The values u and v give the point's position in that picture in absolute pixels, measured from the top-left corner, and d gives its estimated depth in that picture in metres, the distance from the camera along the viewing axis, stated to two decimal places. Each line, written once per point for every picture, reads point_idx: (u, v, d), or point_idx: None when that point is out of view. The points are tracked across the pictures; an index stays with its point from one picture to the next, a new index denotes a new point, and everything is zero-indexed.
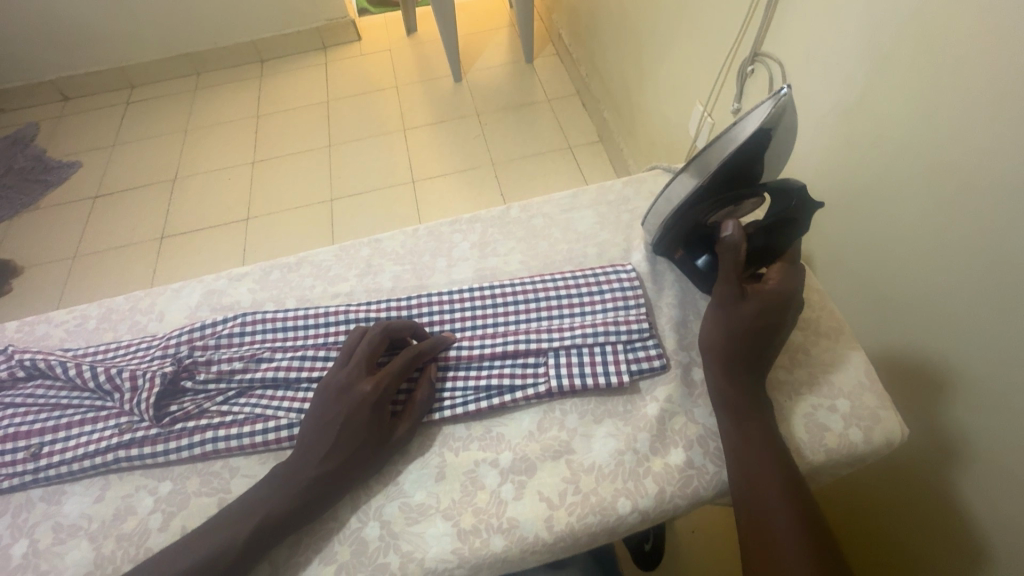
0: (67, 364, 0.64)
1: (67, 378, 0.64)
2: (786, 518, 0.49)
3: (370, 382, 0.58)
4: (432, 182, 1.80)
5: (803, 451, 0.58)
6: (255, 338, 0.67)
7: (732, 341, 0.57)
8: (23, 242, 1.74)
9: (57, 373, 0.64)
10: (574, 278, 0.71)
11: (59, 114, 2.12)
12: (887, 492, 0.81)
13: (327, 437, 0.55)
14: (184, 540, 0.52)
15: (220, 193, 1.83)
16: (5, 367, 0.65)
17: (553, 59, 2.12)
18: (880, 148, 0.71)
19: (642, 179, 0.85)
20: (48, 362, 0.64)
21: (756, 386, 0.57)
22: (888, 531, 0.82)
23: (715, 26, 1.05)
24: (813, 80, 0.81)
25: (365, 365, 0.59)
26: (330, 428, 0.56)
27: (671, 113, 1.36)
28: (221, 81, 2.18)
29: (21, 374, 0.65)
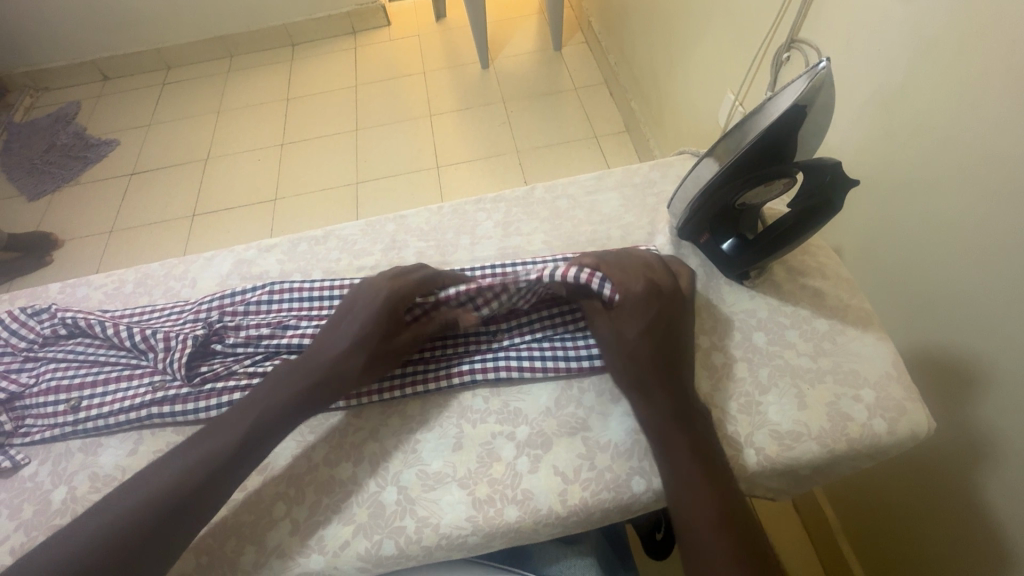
0: (105, 324, 0.67)
1: (105, 337, 0.67)
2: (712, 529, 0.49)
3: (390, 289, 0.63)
4: (456, 168, 1.81)
5: (824, 440, 0.57)
6: (282, 304, 0.69)
7: (630, 366, 0.59)
8: (64, 216, 1.81)
9: (95, 332, 0.67)
10: None
11: (99, 93, 2.19)
12: (913, 493, 0.79)
13: (337, 325, 0.61)
14: (194, 451, 0.51)
15: (250, 173, 1.87)
16: (48, 324, 0.69)
17: (582, 47, 2.10)
18: (919, 136, 0.69)
19: (670, 163, 0.84)
20: (88, 321, 0.67)
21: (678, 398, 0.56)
22: (905, 532, 0.82)
23: (751, 12, 1.02)
24: (851, 66, 0.79)
25: (391, 274, 0.65)
26: (335, 338, 0.60)
27: (700, 101, 1.33)
28: (253, 64, 2.22)
29: (63, 331, 0.68)
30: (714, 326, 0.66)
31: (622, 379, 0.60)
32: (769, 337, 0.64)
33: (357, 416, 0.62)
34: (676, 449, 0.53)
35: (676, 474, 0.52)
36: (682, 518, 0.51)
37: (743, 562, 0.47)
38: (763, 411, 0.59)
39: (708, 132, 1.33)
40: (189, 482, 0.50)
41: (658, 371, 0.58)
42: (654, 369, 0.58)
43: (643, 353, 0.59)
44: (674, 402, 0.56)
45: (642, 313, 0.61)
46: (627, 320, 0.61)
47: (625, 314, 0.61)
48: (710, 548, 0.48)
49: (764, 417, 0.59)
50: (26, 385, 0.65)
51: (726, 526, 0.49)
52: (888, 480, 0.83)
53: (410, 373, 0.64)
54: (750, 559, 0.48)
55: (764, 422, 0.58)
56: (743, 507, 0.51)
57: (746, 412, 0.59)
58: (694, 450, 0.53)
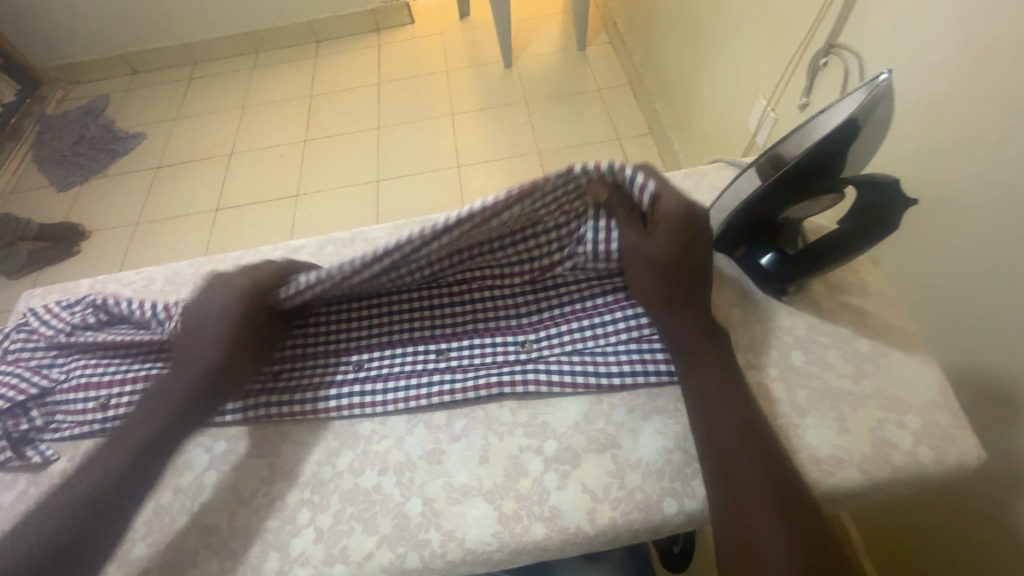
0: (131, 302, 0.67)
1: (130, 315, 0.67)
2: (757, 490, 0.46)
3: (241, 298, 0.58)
4: (476, 167, 1.80)
5: (865, 466, 0.54)
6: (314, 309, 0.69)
7: (656, 283, 0.58)
8: (91, 208, 1.84)
9: (122, 311, 0.68)
10: None
11: (127, 87, 2.22)
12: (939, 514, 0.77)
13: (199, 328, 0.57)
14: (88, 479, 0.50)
15: (272, 169, 1.89)
16: (79, 314, 0.69)
17: (606, 47, 2.07)
18: (964, 151, 0.66)
19: (703, 172, 0.81)
20: (115, 300, 0.68)
21: (700, 312, 0.58)
22: (929, 553, 0.80)
23: (786, 15, 0.99)
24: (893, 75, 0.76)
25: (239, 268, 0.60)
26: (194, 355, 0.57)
27: (729, 105, 1.30)
28: (277, 60, 2.24)
29: (91, 321, 0.69)
30: (750, 342, 0.64)
31: (643, 292, 0.60)
32: (807, 356, 0.62)
33: (382, 424, 0.62)
34: (705, 376, 0.55)
35: (716, 427, 0.51)
36: (716, 459, 0.50)
37: (784, 512, 0.45)
38: (801, 434, 0.57)
39: (736, 137, 1.30)
40: (92, 510, 0.49)
41: (684, 289, 0.57)
42: (681, 283, 0.57)
43: (672, 268, 0.57)
44: (700, 318, 0.57)
45: (680, 223, 0.56)
46: (661, 232, 0.56)
47: (660, 231, 0.56)
48: (747, 489, 0.47)
49: (802, 440, 0.56)
50: (56, 381, 0.65)
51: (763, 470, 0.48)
52: (913, 500, 0.81)
53: (436, 382, 0.63)
54: (790, 499, 0.46)
55: (802, 446, 0.56)
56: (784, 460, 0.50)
57: (783, 434, 0.57)
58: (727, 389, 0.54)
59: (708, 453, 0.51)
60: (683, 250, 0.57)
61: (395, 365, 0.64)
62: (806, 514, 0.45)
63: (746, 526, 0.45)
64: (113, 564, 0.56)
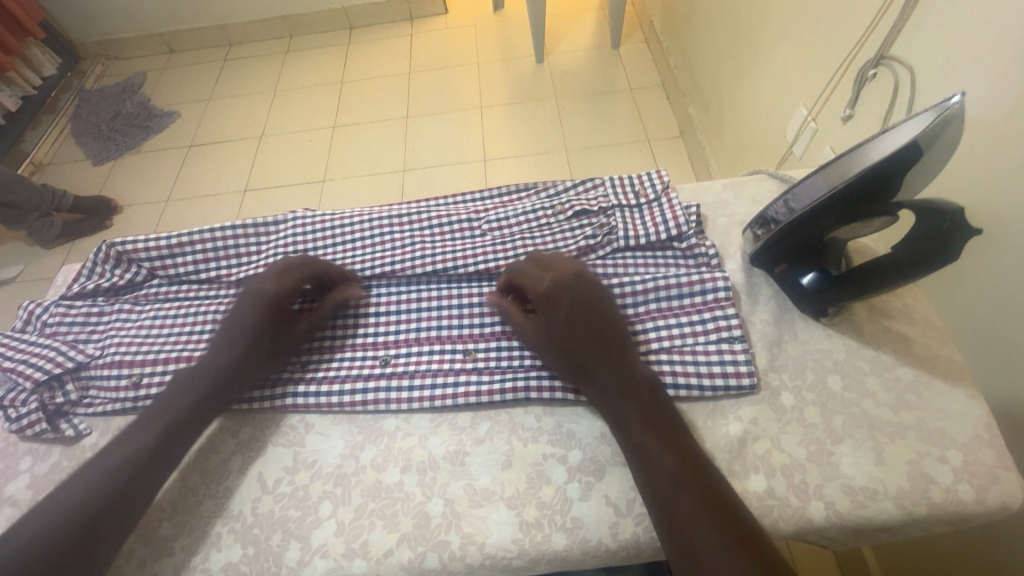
0: (183, 269, 0.74)
1: (177, 278, 0.75)
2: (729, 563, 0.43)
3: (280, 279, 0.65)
4: (502, 163, 1.79)
5: (901, 501, 0.52)
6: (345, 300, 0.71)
7: (566, 344, 0.58)
8: (125, 183, 1.88)
9: (175, 282, 0.75)
10: (676, 277, 0.67)
11: (163, 65, 2.26)
12: (958, 549, 0.75)
13: (242, 325, 0.62)
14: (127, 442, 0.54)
15: (301, 152, 1.90)
16: (125, 273, 0.75)
17: (640, 46, 2.04)
18: (1020, 176, 0.63)
19: (743, 183, 0.79)
20: (167, 267, 0.74)
21: (618, 360, 0.56)
22: None
23: (835, 24, 0.96)
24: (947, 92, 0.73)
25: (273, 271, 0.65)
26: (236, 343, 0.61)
27: (767, 114, 1.27)
28: (311, 45, 2.25)
29: (135, 281, 0.75)
30: (787, 363, 0.62)
31: (556, 355, 0.59)
32: (845, 381, 0.60)
33: (407, 421, 0.62)
34: (625, 420, 0.53)
35: (677, 510, 0.47)
36: (672, 527, 0.46)
37: None
38: (836, 463, 0.55)
39: (773, 146, 1.26)
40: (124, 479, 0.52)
41: (588, 346, 0.57)
42: (585, 344, 0.57)
43: (571, 329, 0.58)
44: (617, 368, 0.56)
45: (553, 291, 0.60)
46: (542, 297, 0.60)
47: (547, 299, 0.60)
48: (687, 516, 0.46)
49: (835, 468, 0.55)
50: (92, 356, 0.67)
51: (700, 493, 0.47)
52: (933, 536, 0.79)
53: (462, 381, 0.62)
54: (733, 526, 0.45)
55: (837, 475, 0.54)
56: (715, 478, 0.49)
57: (816, 461, 0.55)
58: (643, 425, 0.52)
59: (645, 485, 0.50)
60: (579, 308, 0.59)
61: (423, 364, 0.65)
62: (745, 538, 0.45)
63: (691, 549, 0.45)
64: (138, 542, 0.56)
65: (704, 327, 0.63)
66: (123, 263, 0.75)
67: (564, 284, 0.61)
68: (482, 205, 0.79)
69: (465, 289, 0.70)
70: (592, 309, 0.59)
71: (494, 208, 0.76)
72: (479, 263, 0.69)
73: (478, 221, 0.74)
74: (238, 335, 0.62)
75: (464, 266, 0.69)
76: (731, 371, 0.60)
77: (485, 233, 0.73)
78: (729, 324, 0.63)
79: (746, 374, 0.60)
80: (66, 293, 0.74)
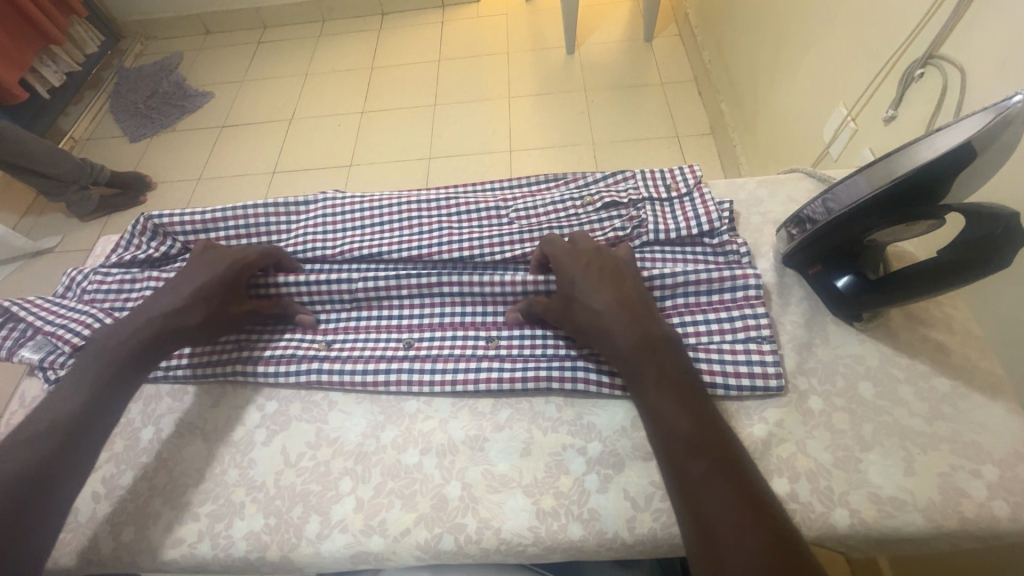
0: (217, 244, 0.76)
1: None
2: (746, 533, 0.42)
3: (235, 258, 0.67)
4: (528, 154, 1.78)
5: (930, 514, 0.51)
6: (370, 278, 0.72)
7: (585, 305, 0.57)
8: (159, 160, 1.93)
9: None
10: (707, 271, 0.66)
11: (200, 46, 2.29)
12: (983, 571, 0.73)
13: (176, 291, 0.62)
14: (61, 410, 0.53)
15: (329, 137, 1.92)
16: (159, 244, 0.77)
17: (674, 39, 2.00)
18: None
19: (779, 181, 0.77)
20: (200, 241, 0.76)
21: (636, 320, 0.55)
22: None
23: (882, 20, 0.92)
24: (1000, 94, 0.70)
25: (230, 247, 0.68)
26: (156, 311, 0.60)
27: (804, 113, 1.23)
28: (343, 30, 2.26)
29: (170, 253, 0.77)
30: (817, 366, 0.61)
31: (575, 318, 0.58)
32: (877, 389, 0.58)
33: (428, 404, 0.63)
34: (643, 381, 0.52)
35: (692, 477, 0.46)
36: (686, 490, 0.46)
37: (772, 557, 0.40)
38: (863, 471, 0.54)
39: (807, 146, 1.23)
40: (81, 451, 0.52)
41: (606, 306, 0.56)
42: (603, 304, 0.57)
43: (591, 290, 0.58)
44: (635, 328, 0.55)
45: (573, 258, 0.61)
46: (562, 262, 0.61)
47: (568, 264, 0.60)
48: (703, 482, 0.45)
49: (862, 476, 0.54)
50: None
51: (716, 460, 0.46)
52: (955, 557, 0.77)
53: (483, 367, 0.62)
54: (753, 504, 0.43)
55: (864, 483, 0.53)
56: (738, 453, 0.48)
57: (843, 467, 0.54)
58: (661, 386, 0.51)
59: (661, 451, 0.49)
60: (595, 268, 0.60)
61: (446, 348, 0.65)
62: (763, 514, 0.43)
63: (704, 517, 0.44)
64: (165, 505, 0.58)
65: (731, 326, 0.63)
66: (158, 235, 0.77)
67: (584, 252, 0.61)
68: (511, 193, 0.79)
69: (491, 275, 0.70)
70: (611, 275, 0.59)
71: (523, 197, 0.76)
72: (505, 250, 0.69)
73: (507, 209, 0.74)
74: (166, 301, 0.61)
75: (490, 252, 0.69)
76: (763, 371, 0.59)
77: (513, 221, 0.73)
78: (758, 323, 0.62)
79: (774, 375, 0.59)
80: (105, 262, 0.77)
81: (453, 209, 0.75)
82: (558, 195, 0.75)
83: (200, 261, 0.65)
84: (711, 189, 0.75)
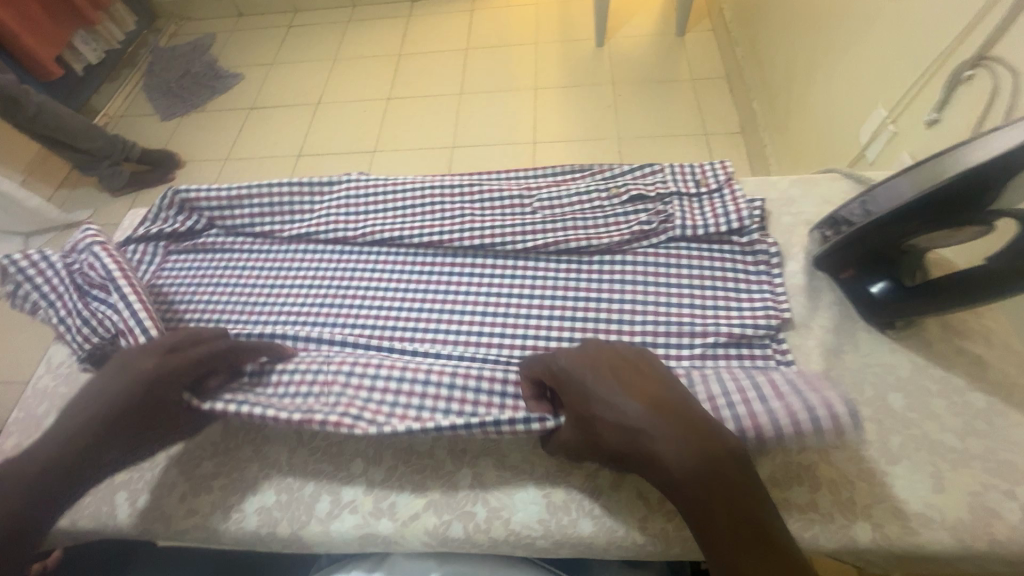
0: (240, 222, 0.77)
1: (234, 230, 0.78)
2: None
3: (162, 362, 0.52)
4: (552, 146, 1.76)
5: (957, 532, 0.49)
6: (342, 365, 0.60)
7: (615, 431, 0.47)
8: (189, 139, 1.96)
9: (234, 234, 0.78)
10: (735, 272, 0.66)
11: (232, 28, 2.32)
12: None
13: (93, 413, 0.49)
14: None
15: (354, 122, 1.93)
16: (185, 217, 0.78)
17: (707, 35, 1.95)
18: None
19: (815, 181, 0.75)
20: (224, 218, 0.77)
21: (681, 439, 0.44)
22: None
23: (930, 18, 0.88)
24: None
25: (159, 347, 0.53)
26: (71, 435, 0.49)
27: (840, 114, 1.19)
28: (373, 16, 2.26)
29: (195, 227, 0.78)
30: (846, 373, 0.59)
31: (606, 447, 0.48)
32: (908, 400, 0.56)
33: None
34: (707, 521, 0.42)
35: None
36: None
37: None
38: (888, 483, 0.52)
39: (842, 147, 1.18)
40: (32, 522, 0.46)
41: (641, 431, 0.45)
42: (636, 428, 0.46)
43: (616, 413, 0.47)
44: (685, 454, 0.44)
45: (584, 371, 0.50)
46: (573, 381, 0.50)
47: (581, 381, 0.50)
48: None
49: (888, 489, 0.52)
50: (160, 302, 0.72)
51: None
52: None
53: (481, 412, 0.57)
54: None
55: (890, 496, 0.51)
56: None
57: (867, 479, 0.52)
58: (729, 524, 0.42)
59: None
60: (614, 377, 0.49)
61: (462, 336, 0.65)
62: None
63: None
64: (181, 477, 0.59)
65: (773, 381, 0.56)
66: (182, 209, 0.78)
67: (596, 360, 0.51)
68: (536, 182, 0.78)
69: (511, 264, 0.70)
70: (636, 383, 0.48)
71: (548, 186, 0.75)
72: (528, 240, 0.69)
73: (531, 198, 0.73)
74: (79, 424, 0.49)
75: (512, 241, 0.69)
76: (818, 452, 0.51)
77: (536, 210, 0.73)
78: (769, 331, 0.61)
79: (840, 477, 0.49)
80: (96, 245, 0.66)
81: (478, 196, 0.74)
82: (584, 185, 0.74)
83: (124, 368, 0.52)
84: (743, 186, 0.73)
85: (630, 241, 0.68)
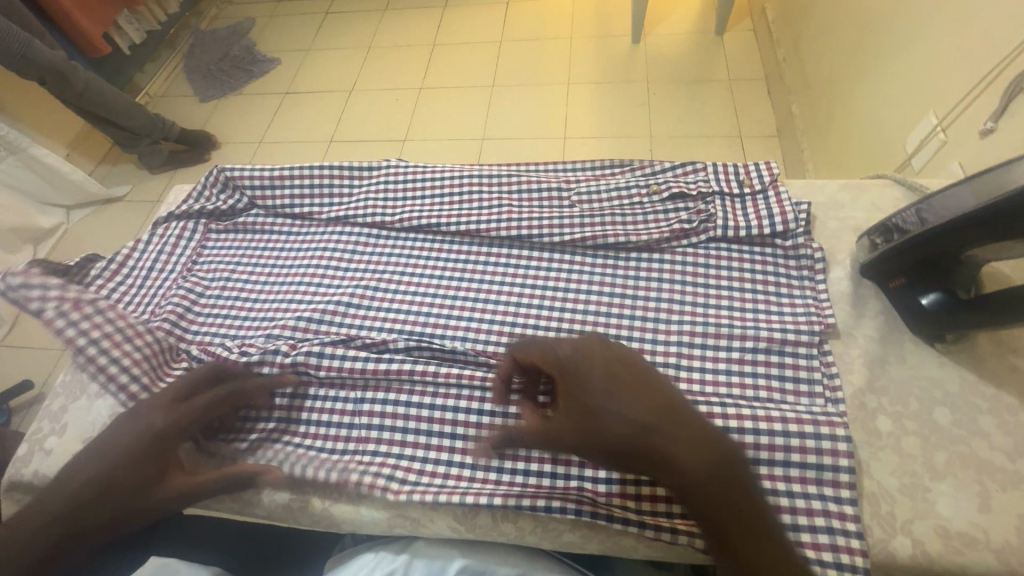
0: (279, 203, 0.78)
1: (273, 210, 0.79)
2: None
3: (168, 414, 0.55)
4: (583, 141, 1.74)
5: (1003, 553, 0.47)
6: (377, 393, 0.61)
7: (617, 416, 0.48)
8: (225, 122, 2.00)
9: (273, 215, 0.79)
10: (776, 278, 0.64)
11: (271, 13, 2.35)
12: None
13: (105, 473, 0.51)
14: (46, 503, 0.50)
15: (386, 110, 1.94)
16: (227, 195, 0.79)
17: (747, 34, 1.91)
18: None
19: (863, 187, 0.72)
20: (264, 199, 0.79)
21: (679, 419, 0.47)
22: None
23: (991, 25, 0.85)
24: None
25: (164, 400, 0.56)
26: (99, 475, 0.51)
27: (886, 122, 1.15)
28: (409, 5, 2.27)
29: (236, 206, 0.80)
30: (889, 387, 0.57)
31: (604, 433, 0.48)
32: (954, 416, 0.54)
33: None
34: (707, 496, 0.45)
35: None
36: None
37: None
38: (931, 500, 0.50)
39: (887, 156, 1.15)
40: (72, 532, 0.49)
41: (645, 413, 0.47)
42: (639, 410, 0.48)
43: (620, 396, 0.48)
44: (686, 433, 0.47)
45: (584, 357, 0.52)
46: (573, 369, 0.51)
47: (583, 367, 0.51)
48: None
49: (930, 506, 0.50)
50: (200, 280, 0.74)
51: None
52: None
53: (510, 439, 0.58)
54: None
55: (934, 513, 0.50)
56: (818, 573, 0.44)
57: (908, 495, 0.51)
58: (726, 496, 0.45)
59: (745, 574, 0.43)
60: (614, 365, 0.51)
61: (495, 327, 0.65)
62: None
63: None
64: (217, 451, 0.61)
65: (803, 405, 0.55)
66: (223, 189, 0.79)
67: (593, 349, 0.52)
68: (574, 175, 0.77)
69: (547, 257, 0.69)
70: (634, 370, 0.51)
71: (586, 181, 0.74)
72: (564, 234, 0.68)
73: (569, 191, 0.73)
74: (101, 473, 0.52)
75: (549, 234, 0.69)
76: (819, 508, 0.50)
77: (574, 204, 0.72)
78: (813, 341, 0.59)
79: (829, 547, 0.48)
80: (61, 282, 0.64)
81: (516, 187, 0.74)
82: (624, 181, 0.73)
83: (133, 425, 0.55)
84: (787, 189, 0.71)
85: (669, 239, 0.68)
